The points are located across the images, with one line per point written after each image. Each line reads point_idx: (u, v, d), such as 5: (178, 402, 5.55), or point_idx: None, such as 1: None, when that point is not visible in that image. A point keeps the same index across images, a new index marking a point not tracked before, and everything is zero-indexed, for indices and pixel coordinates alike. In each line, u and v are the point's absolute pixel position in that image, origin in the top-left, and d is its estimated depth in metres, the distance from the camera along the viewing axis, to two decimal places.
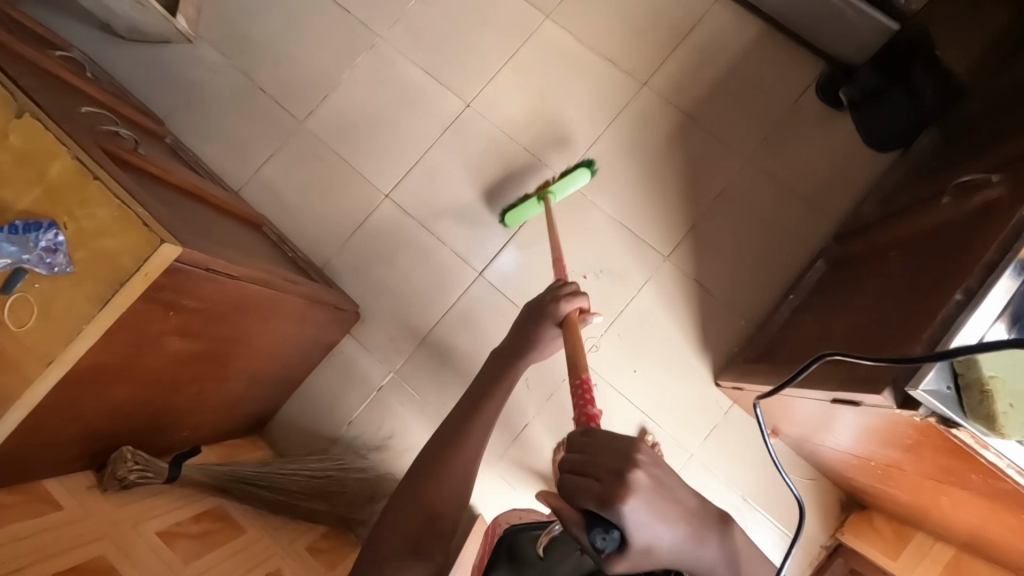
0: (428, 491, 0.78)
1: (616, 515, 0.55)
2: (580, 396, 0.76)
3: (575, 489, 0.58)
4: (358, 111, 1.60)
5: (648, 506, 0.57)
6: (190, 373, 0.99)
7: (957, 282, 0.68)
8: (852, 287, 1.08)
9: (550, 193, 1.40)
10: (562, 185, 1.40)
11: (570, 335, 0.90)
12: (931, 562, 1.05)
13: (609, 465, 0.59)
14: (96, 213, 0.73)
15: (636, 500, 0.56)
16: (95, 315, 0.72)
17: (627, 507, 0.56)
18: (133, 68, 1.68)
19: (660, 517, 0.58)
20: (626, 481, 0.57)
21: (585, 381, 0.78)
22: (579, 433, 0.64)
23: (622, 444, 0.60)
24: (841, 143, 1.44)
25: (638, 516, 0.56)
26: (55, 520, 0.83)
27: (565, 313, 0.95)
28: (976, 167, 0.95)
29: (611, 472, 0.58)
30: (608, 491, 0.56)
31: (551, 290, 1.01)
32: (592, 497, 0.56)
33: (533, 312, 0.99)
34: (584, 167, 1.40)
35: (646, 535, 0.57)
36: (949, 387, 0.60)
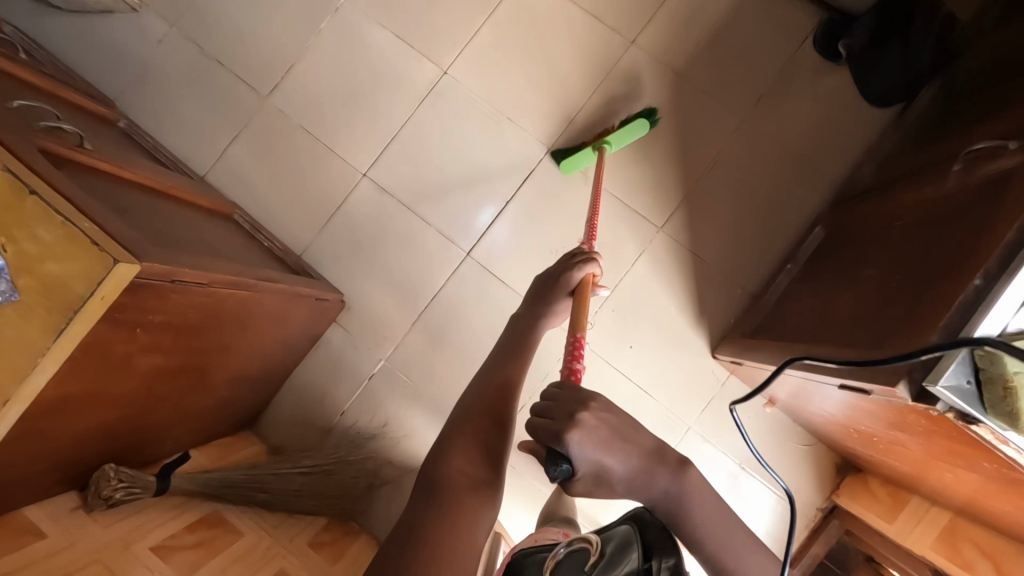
0: (455, 455, 0.67)
1: (564, 448, 0.58)
2: (570, 351, 0.75)
3: (531, 427, 0.62)
4: (326, 84, 1.49)
5: (595, 441, 0.60)
6: (168, 387, 0.94)
7: (975, 265, 0.64)
8: (854, 258, 1.04)
9: (607, 142, 1.32)
10: (619, 136, 1.33)
11: (581, 301, 0.86)
12: (928, 525, 1.08)
13: (565, 408, 0.62)
14: (36, 234, 0.66)
15: (584, 434, 0.59)
16: (51, 346, 0.66)
17: (574, 440, 0.59)
18: (75, 44, 1.53)
19: (612, 450, 0.61)
20: (575, 419, 0.60)
21: (578, 338, 0.76)
22: (554, 386, 0.66)
23: (580, 393, 0.63)
24: (840, 101, 1.37)
25: (585, 448, 0.59)
26: (39, 552, 0.79)
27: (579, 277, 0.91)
28: (986, 131, 0.90)
29: (566, 414, 0.61)
30: (559, 428, 0.59)
31: (562, 260, 0.95)
32: (546, 432, 0.60)
33: (542, 283, 0.95)
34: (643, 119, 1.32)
35: (594, 462, 0.60)
36: (970, 382, 0.57)
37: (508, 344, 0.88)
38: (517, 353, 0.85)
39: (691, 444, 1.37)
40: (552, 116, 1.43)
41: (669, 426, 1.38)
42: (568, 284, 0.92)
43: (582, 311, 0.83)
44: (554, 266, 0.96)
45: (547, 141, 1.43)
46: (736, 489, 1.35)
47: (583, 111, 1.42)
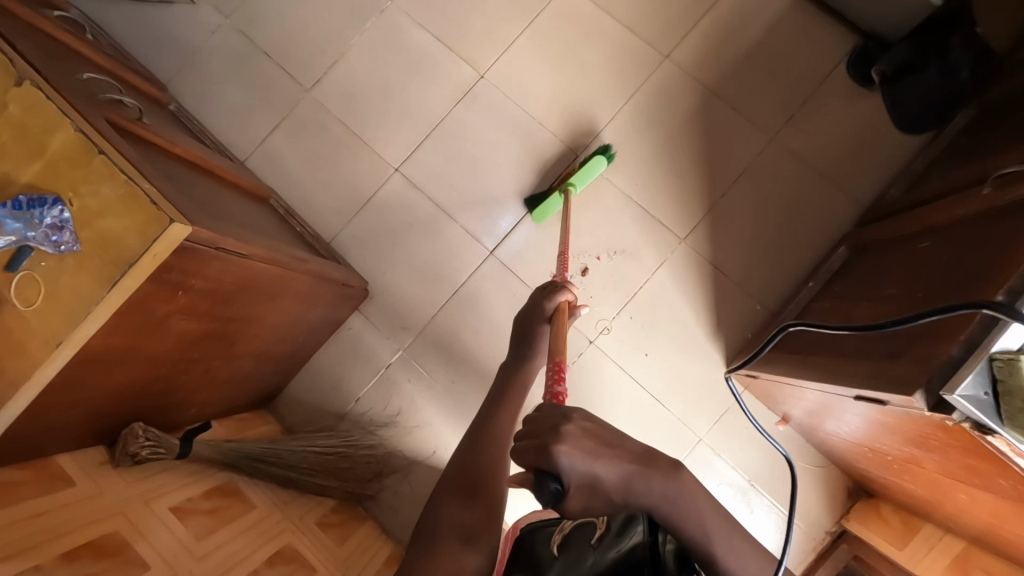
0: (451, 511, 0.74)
1: (550, 464, 0.61)
2: (551, 375, 0.77)
3: (517, 451, 0.64)
4: (366, 81, 1.54)
5: (581, 450, 0.62)
6: (199, 353, 0.98)
7: (1000, 280, 0.65)
8: (877, 276, 1.05)
9: (570, 185, 1.38)
10: (581, 176, 1.37)
11: (559, 325, 0.90)
12: (939, 553, 1.06)
13: (548, 425, 0.65)
14: (101, 190, 0.70)
15: (568, 445, 0.62)
16: (105, 297, 0.70)
17: (563, 454, 0.61)
18: (132, 30, 1.62)
19: (601, 460, 0.62)
20: (558, 432, 0.63)
21: (556, 364, 0.79)
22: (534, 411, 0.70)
23: (561, 409, 0.67)
24: (870, 123, 1.38)
25: (573, 460, 0.61)
26: (70, 497, 0.83)
27: (554, 306, 0.96)
28: (1016, 156, 0.91)
29: (548, 428, 0.64)
30: (543, 443, 0.62)
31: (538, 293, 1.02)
32: (532, 451, 0.63)
33: (522, 321, 1.01)
34: (601, 155, 1.38)
35: (586, 475, 0.61)
36: (987, 393, 0.59)
37: (498, 390, 0.94)
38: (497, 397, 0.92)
39: (699, 457, 1.37)
40: (583, 123, 1.47)
41: (679, 436, 1.38)
42: (545, 313, 0.98)
43: (560, 336, 0.86)
44: (531, 299, 1.02)
45: (576, 147, 1.46)
46: (744, 504, 1.34)
47: (613, 121, 1.46)
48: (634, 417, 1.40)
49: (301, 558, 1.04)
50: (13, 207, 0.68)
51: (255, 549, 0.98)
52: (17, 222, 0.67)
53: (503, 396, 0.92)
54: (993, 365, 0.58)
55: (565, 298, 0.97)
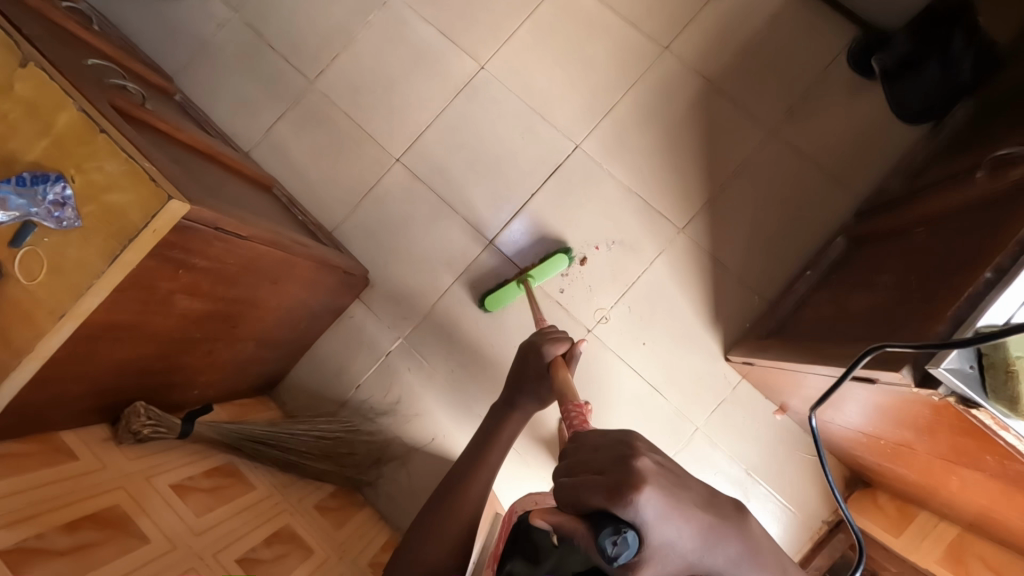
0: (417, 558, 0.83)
1: (630, 510, 0.51)
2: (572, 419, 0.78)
3: (579, 488, 0.54)
4: (369, 73, 1.56)
5: (666, 497, 0.52)
6: (201, 333, 1.00)
7: (990, 259, 0.65)
8: (875, 264, 1.05)
9: (528, 278, 1.38)
10: (542, 270, 1.39)
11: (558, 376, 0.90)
12: (933, 541, 1.05)
13: (614, 460, 0.56)
14: (104, 167, 0.72)
15: (651, 491, 0.52)
16: (104, 272, 0.72)
17: (643, 498, 0.52)
18: (140, 22, 1.64)
19: (680, 511, 0.53)
20: (633, 469, 0.54)
21: (579, 407, 0.79)
22: (570, 444, 0.62)
23: (622, 439, 0.58)
24: (870, 115, 1.38)
25: (655, 508, 0.52)
26: (73, 471, 0.85)
27: (551, 358, 0.96)
28: (1011, 142, 0.91)
29: (619, 467, 0.54)
30: (616, 483, 0.53)
31: (538, 335, 1.03)
32: (602, 494, 0.52)
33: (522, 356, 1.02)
34: (562, 254, 1.39)
35: (664, 529, 0.52)
36: (972, 366, 0.59)
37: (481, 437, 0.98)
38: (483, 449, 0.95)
39: (697, 447, 1.37)
40: (584, 115, 1.47)
41: (676, 425, 1.38)
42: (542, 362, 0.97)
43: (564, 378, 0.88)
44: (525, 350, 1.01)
45: (576, 139, 1.47)
46: (741, 493, 1.35)
47: (613, 112, 1.46)
48: (632, 405, 1.40)
49: (299, 540, 1.05)
50: (17, 183, 0.69)
51: (253, 528, 0.99)
52: (20, 198, 0.69)
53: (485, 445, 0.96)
54: (979, 339, 0.60)
55: (557, 350, 0.97)
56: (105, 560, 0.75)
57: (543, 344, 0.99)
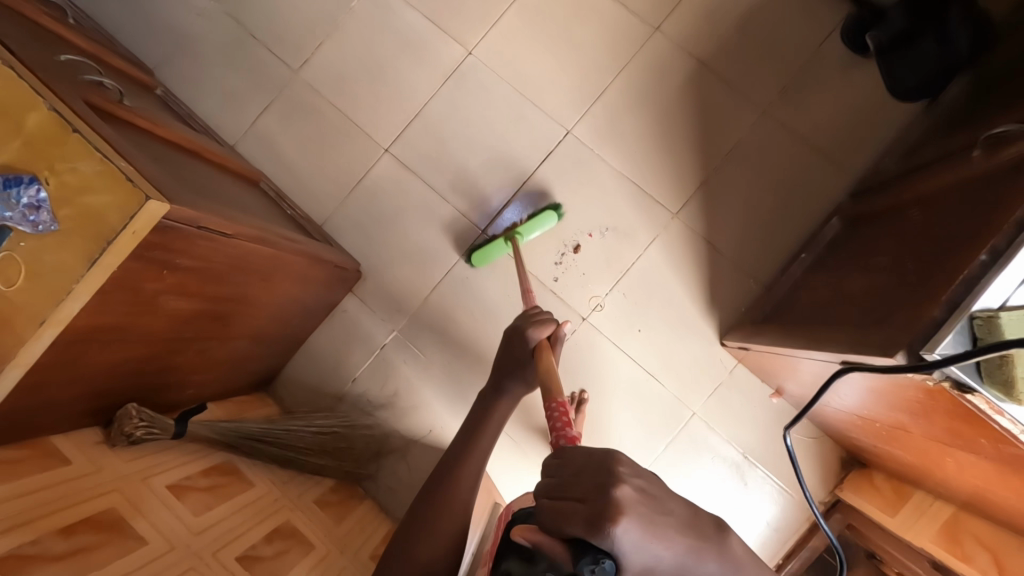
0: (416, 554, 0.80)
1: (608, 542, 0.52)
2: (558, 419, 0.75)
3: (558, 516, 0.54)
4: (355, 61, 1.52)
5: (644, 526, 0.53)
6: (191, 333, 0.99)
7: (985, 240, 0.63)
8: (869, 245, 1.03)
9: (516, 234, 1.37)
10: (529, 228, 1.38)
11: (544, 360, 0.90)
12: (928, 519, 1.06)
13: (595, 486, 0.55)
14: (79, 168, 0.70)
15: (629, 523, 0.52)
16: (85, 275, 0.71)
17: (620, 528, 0.52)
18: (116, 14, 1.60)
19: (659, 536, 0.54)
20: (614, 499, 0.54)
21: (561, 405, 0.77)
22: (555, 459, 0.61)
23: (604, 463, 0.57)
24: (865, 93, 1.36)
25: (634, 538, 0.52)
26: (66, 475, 0.85)
27: (535, 341, 0.96)
28: (1006, 120, 0.89)
29: (598, 497, 0.54)
30: (597, 513, 0.53)
31: (523, 317, 1.02)
32: (581, 524, 0.53)
33: (508, 338, 1.01)
34: (550, 211, 1.39)
35: (642, 556, 0.53)
36: (968, 351, 0.59)
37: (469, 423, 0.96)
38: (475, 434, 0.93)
39: (694, 432, 1.37)
40: (574, 100, 1.45)
41: (673, 411, 1.38)
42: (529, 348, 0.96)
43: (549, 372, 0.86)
44: (508, 342, 1.01)
45: (567, 125, 1.45)
46: (739, 477, 1.35)
47: (604, 97, 1.43)
48: (628, 392, 1.40)
49: (299, 535, 1.05)
50: None
51: (253, 525, 0.99)
52: None
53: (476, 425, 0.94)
54: (973, 323, 0.59)
55: (540, 333, 0.97)
56: (102, 563, 0.75)
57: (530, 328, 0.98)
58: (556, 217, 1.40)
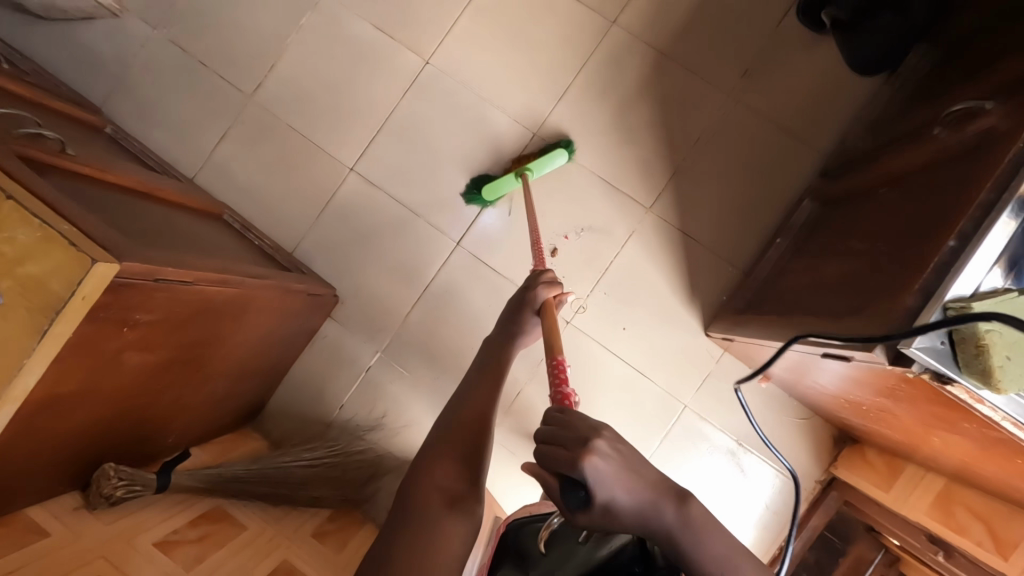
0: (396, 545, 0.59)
1: (579, 473, 0.54)
2: (556, 376, 0.73)
3: (539, 450, 0.57)
4: (310, 81, 1.48)
5: (614, 467, 0.55)
6: (162, 383, 0.96)
7: (949, 226, 0.64)
8: (842, 227, 1.03)
9: (527, 169, 1.34)
10: (540, 163, 1.35)
11: (550, 320, 0.85)
12: (922, 492, 1.08)
13: (578, 432, 0.57)
14: (16, 237, 0.67)
15: (600, 460, 0.54)
16: (37, 348, 0.68)
17: (590, 463, 0.54)
18: (58, 53, 1.54)
19: (630, 478, 0.55)
20: (590, 444, 0.55)
21: (558, 362, 0.74)
22: (554, 412, 0.62)
23: (591, 420, 0.58)
24: (825, 72, 1.35)
25: (604, 475, 0.54)
26: (44, 549, 0.82)
27: (542, 300, 0.90)
28: (965, 93, 0.89)
29: (577, 439, 0.56)
30: (572, 453, 0.55)
31: (532, 276, 0.96)
32: (560, 459, 0.55)
33: (511, 307, 0.93)
34: (562, 148, 1.36)
35: (612, 496, 0.54)
36: (943, 342, 0.58)
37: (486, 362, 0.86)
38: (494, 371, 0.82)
39: (687, 424, 1.38)
40: (537, 102, 1.42)
41: (665, 404, 1.38)
42: (535, 304, 0.91)
43: (552, 330, 0.82)
44: (514, 296, 0.95)
45: (532, 127, 1.42)
46: (735, 463, 1.36)
47: (568, 96, 1.41)
48: (620, 390, 1.40)
49: (297, 572, 1.02)
50: None
51: (250, 569, 0.97)
52: None
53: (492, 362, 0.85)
54: (948, 314, 0.58)
55: (548, 293, 0.91)
56: None
57: (529, 290, 0.93)
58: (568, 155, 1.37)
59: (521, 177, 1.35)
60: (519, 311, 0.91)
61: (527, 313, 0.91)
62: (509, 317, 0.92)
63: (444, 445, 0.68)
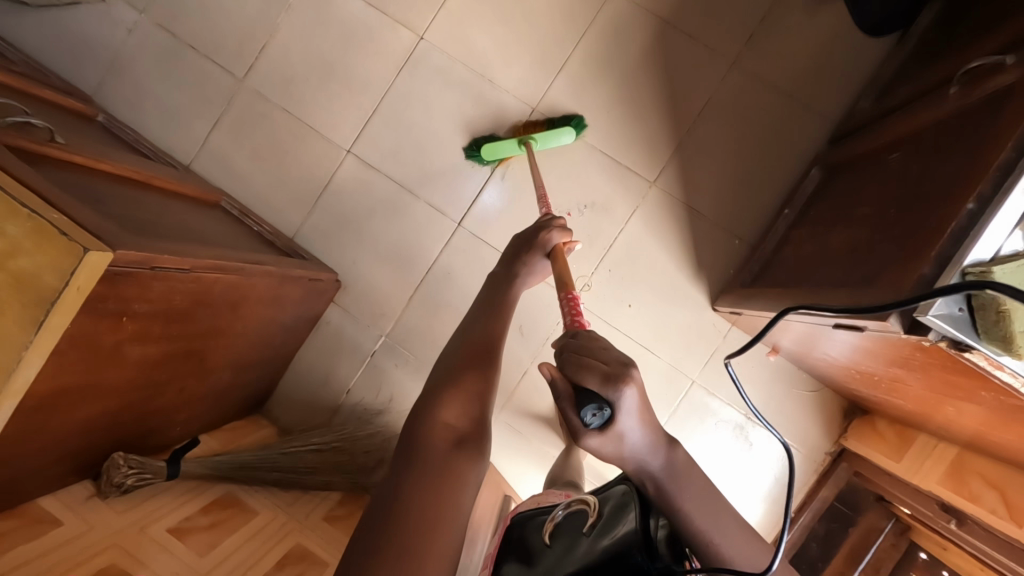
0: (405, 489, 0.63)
1: (614, 394, 0.54)
2: (567, 306, 0.74)
3: (573, 361, 0.57)
4: (303, 60, 1.45)
5: (641, 399, 0.56)
6: (165, 374, 0.96)
7: (968, 189, 0.61)
8: (852, 194, 1.00)
9: (532, 139, 1.30)
10: (546, 137, 1.31)
11: (559, 264, 0.83)
12: (935, 461, 1.07)
13: (614, 357, 0.57)
14: (6, 230, 0.66)
15: (634, 390, 0.55)
16: (33, 340, 0.68)
17: (627, 390, 0.54)
18: (45, 40, 1.51)
19: (645, 412, 0.57)
20: (629, 371, 0.55)
21: (572, 296, 0.75)
22: (567, 340, 0.61)
23: (621, 355, 0.58)
24: (834, 35, 1.30)
25: (631, 405, 0.55)
26: (58, 539, 0.83)
27: (553, 244, 0.88)
28: (982, 51, 0.85)
29: (617, 362, 0.56)
30: (613, 373, 0.55)
31: (539, 223, 0.94)
32: (595, 375, 0.55)
33: (519, 242, 0.91)
34: (570, 127, 1.31)
35: (628, 425, 0.56)
36: (961, 309, 0.56)
37: (487, 298, 0.83)
38: (495, 311, 0.80)
39: (695, 400, 1.37)
40: (535, 74, 1.38)
41: (672, 380, 1.37)
42: (544, 248, 0.88)
43: (564, 270, 0.82)
44: (525, 234, 0.92)
45: (532, 101, 1.39)
46: (743, 438, 1.36)
47: (567, 69, 1.37)
48: None
49: (310, 556, 1.04)
50: None
51: (263, 554, 0.98)
52: None
53: (494, 307, 0.81)
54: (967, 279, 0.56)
55: (560, 239, 0.89)
56: None
57: (539, 234, 0.90)
58: (575, 134, 1.32)
59: (525, 145, 1.31)
60: (530, 249, 0.89)
61: (536, 253, 0.88)
62: (513, 264, 0.89)
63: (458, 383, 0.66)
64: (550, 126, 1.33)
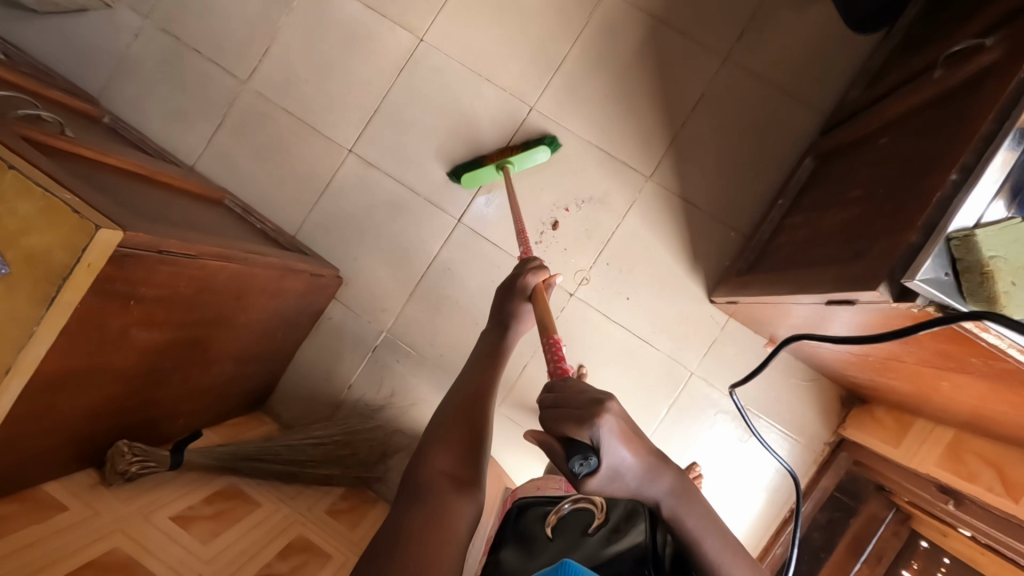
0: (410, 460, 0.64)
1: (593, 435, 0.54)
2: (550, 353, 0.73)
3: (546, 419, 0.57)
4: (303, 63, 1.48)
5: (622, 429, 0.56)
6: (171, 362, 0.98)
7: (951, 161, 0.63)
8: (844, 180, 1.02)
9: (508, 163, 1.35)
10: (521, 158, 1.35)
11: (540, 303, 0.84)
12: (932, 444, 1.08)
13: (587, 396, 0.57)
14: (17, 207, 0.68)
15: (612, 420, 0.55)
16: (44, 317, 0.69)
17: (603, 423, 0.54)
18: (53, 46, 1.55)
19: (630, 442, 0.57)
20: (602, 405, 0.55)
21: (555, 340, 0.74)
22: (557, 383, 0.62)
23: (592, 393, 0.57)
24: (822, 30, 1.33)
25: (613, 440, 0.55)
26: (64, 522, 0.84)
27: (531, 287, 0.90)
28: (965, 34, 0.87)
29: (588, 402, 0.56)
30: (586, 414, 0.55)
31: (519, 267, 0.96)
32: (570, 420, 0.55)
33: (505, 290, 0.93)
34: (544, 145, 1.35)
35: (617, 457, 0.55)
36: (947, 274, 0.58)
37: None
38: (490, 361, 0.82)
39: (696, 390, 1.38)
40: (531, 73, 1.41)
41: (671, 371, 1.38)
42: (524, 292, 0.90)
43: (544, 312, 0.82)
44: (503, 285, 0.94)
45: (529, 101, 1.42)
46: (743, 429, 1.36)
47: (563, 68, 1.40)
48: (625, 359, 1.40)
49: (312, 546, 1.04)
50: None
51: (265, 544, 0.98)
52: None
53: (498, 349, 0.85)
54: (951, 245, 0.57)
55: (537, 279, 0.91)
56: None
57: (516, 280, 0.92)
58: (550, 151, 1.37)
59: (502, 169, 1.36)
60: (512, 298, 0.91)
61: (519, 300, 0.90)
62: (502, 306, 0.91)
63: (453, 417, 0.68)
64: (524, 147, 1.37)
